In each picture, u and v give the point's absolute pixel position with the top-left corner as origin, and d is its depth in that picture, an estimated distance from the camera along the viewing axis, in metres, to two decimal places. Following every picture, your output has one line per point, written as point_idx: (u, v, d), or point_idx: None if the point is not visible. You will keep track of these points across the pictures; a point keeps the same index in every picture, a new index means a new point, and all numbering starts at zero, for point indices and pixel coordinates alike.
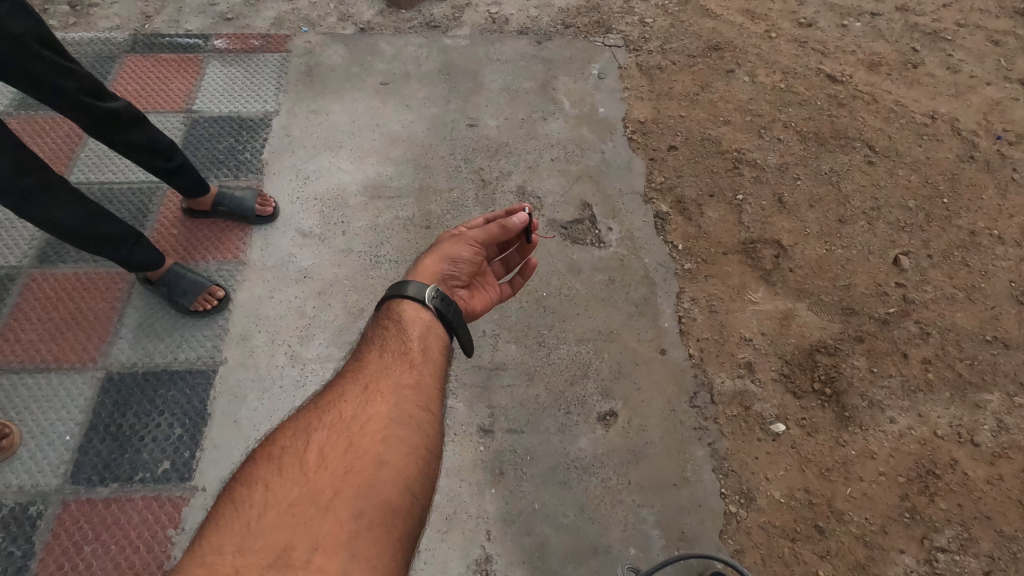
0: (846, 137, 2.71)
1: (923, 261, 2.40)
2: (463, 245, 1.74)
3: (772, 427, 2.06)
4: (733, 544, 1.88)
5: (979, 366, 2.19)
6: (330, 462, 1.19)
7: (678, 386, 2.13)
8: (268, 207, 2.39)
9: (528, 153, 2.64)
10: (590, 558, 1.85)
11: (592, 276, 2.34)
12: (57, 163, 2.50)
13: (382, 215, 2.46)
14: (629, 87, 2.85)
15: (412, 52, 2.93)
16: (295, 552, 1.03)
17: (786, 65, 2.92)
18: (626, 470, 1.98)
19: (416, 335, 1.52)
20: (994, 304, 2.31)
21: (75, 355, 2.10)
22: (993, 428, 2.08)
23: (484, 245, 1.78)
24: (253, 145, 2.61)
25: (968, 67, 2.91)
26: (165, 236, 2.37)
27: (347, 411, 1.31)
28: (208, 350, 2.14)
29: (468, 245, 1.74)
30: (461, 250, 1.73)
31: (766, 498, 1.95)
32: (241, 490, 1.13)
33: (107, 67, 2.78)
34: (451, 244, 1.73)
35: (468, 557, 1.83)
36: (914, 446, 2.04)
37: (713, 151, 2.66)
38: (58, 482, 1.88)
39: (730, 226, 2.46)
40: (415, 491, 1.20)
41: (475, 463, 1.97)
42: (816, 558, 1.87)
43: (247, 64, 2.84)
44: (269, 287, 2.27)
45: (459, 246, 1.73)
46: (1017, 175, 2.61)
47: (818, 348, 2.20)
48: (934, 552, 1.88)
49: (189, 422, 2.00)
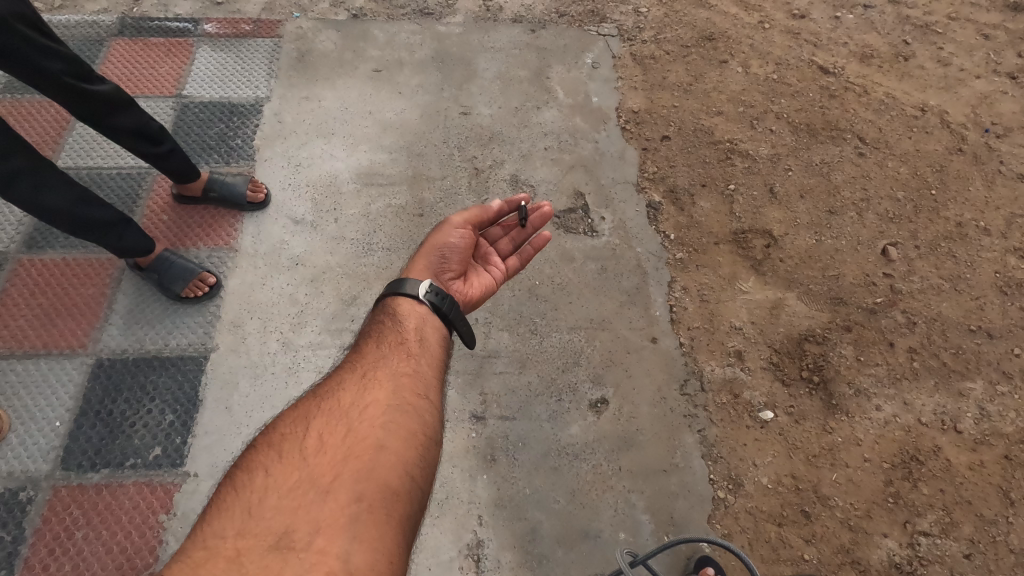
0: (837, 128, 2.73)
1: (910, 251, 2.44)
2: (447, 233, 1.76)
3: (760, 415, 2.09)
4: (721, 529, 1.92)
5: (963, 355, 2.23)
6: (329, 447, 1.20)
7: (669, 374, 2.15)
8: (260, 194, 2.38)
9: (521, 142, 2.64)
10: (580, 542, 1.88)
11: (584, 266, 2.35)
12: (44, 146, 2.48)
13: (375, 203, 2.46)
14: (623, 77, 2.85)
15: (405, 39, 2.92)
16: (296, 535, 1.05)
17: (778, 56, 2.94)
18: (616, 456, 2.01)
19: (412, 327, 1.53)
20: (979, 294, 2.35)
21: (64, 342, 2.09)
22: (975, 415, 2.12)
23: (471, 230, 1.81)
24: (244, 131, 2.60)
25: (958, 60, 2.94)
26: (156, 222, 2.35)
27: (346, 399, 1.32)
28: (200, 336, 2.13)
29: (453, 232, 1.76)
30: (449, 239, 1.75)
31: (754, 483, 1.98)
32: (241, 476, 1.14)
33: (95, 50, 2.75)
34: (435, 235, 1.75)
35: (460, 542, 1.86)
36: (898, 433, 2.08)
37: (705, 141, 2.68)
38: (49, 468, 1.88)
39: (721, 216, 2.48)
40: (415, 474, 1.21)
41: (467, 450, 1.99)
42: (801, 541, 1.91)
43: (239, 49, 2.82)
44: (261, 275, 2.27)
45: (443, 237, 1.75)
46: (1003, 168, 2.64)
47: (807, 337, 2.23)
48: (916, 536, 1.92)
49: (181, 409, 2.00)
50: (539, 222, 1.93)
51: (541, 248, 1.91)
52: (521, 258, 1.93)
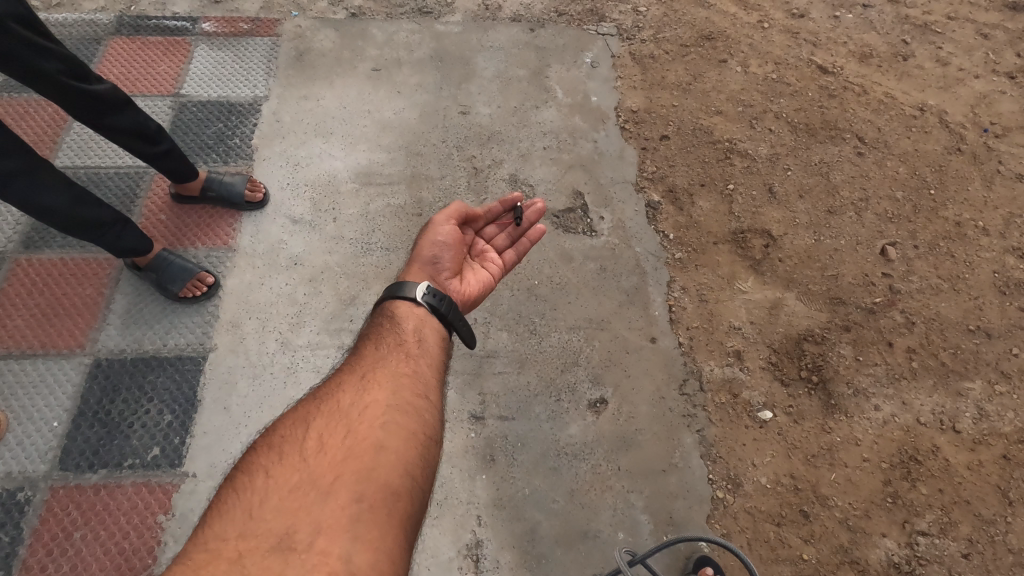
0: (836, 128, 2.73)
1: (909, 251, 2.44)
2: (434, 232, 1.77)
3: (759, 415, 2.09)
4: (720, 528, 1.92)
5: (962, 355, 2.23)
6: (329, 448, 1.20)
7: (668, 373, 2.15)
8: (258, 193, 2.38)
9: (520, 141, 2.64)
10: (579, 542, 1.88)
11: (583, 265, 2.35)
12: (41, 146, 2.47)
13: (373, 202, 2.45)
14: (622, 76, 2.85)
15: (404, 38, 2.91)
16: (297, 536, 1.05)
17: (777, 55, 2.93)
18: (616, 456, 2.01)
19: (411, 328, 1.53)
20: (978, 294, 2.36)
21: (62, 342, 2.08)
22: (974, 415, 2.12)
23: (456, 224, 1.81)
24: (242, 130, 2.59)
25: (957, 60, 2.94)
26: (153, 222, 2.35)
27: (345, 399, 1.31)
28: (198, 336, 2.13)
29: (439, 230, 1.77)
30: (436, 238, 1.76)
31: (752, 483, 1.99)
32: (242, 478, 1.13)
33: (91, 49, 2.73)
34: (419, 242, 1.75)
35: (459, 542, 1.86)
36: (897, 432, 2.08)
37: (704, 141, 2.67)
38: (47, 468, 1.88)
39: (720, 216, 2.48)
40: (416, 474, 1.21)
41: (466, 450, 1.99)
42: (800, 542, 1.91)
43: (237, 48, 2.81)
44: (260, 274, 2.26)
45: (431, 236, 1.76)
46: (1002, 168, 2.64)
47: (806, 337, 2.23)
48: (915, 536, 1.93)
49: (179, 409, 2.00)
50: (534, 218, 1.93)
51: (536, 240, 1.92)
52: (518, 251, 1.91)
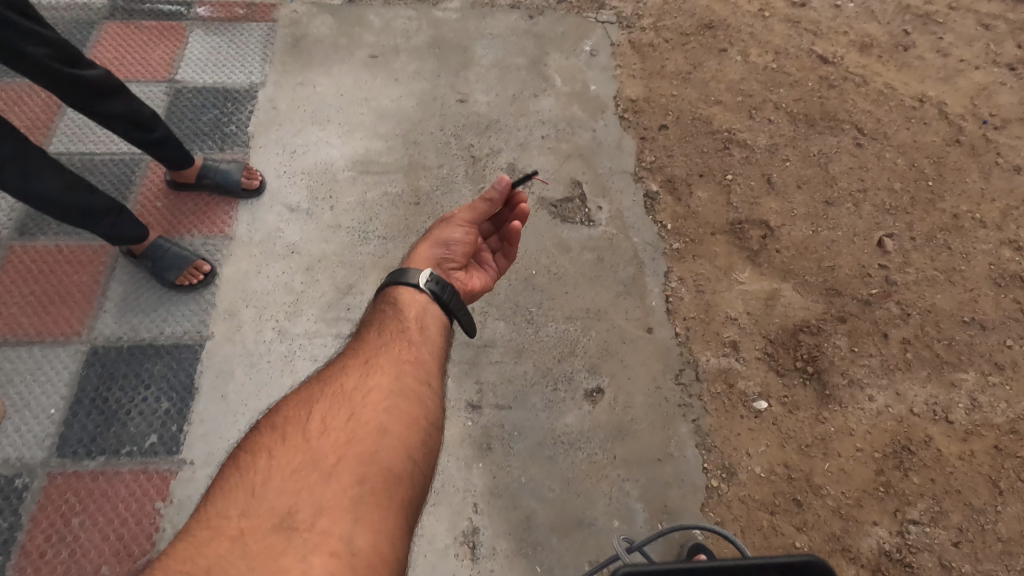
0: (835, 119, 2.72)
1: (906, 243, 2.44)
2: (451, 228, 1.73)
3: (754, 405, 2.10)
4: (713, 517, 1.94)
5: (956, 347, 2.24)
6: (332, 430, 1.20)
7: (664, 364, 2.16)
8: (255, 180, 2.36)
9: (518, 130, 2.63)
10: (575, 530, 1.90)
11: (581, 255, 2.35)
12: (34, 132, 2.44)
13: (371, 191, 2.44)
14: (620, 64, 2.83)
15: (401, 24, 2.88)
16: (300, 515, 1.05)
17: (777, 45, 2.91)
18: (611, 445, 2.02)
19: (413, 316, 1.52)
20: (973, 286, 2.36)
21: (58, 329, 2.08)
22: (966, 406, 2.14)
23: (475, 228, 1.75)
24: (238, 117, 2.57)
25: (957, 51, 2.92)
26: (150, 209, 2.34)
27: (348, 384, 1.32)
28: (196, 323, 2.13)
29: (456, 229, 1.72)
30: (453, 232, 1.72)
31: (746, 473, 2.00)
32: (245, 458, 1.14)
33: (84, 34, 2.70)
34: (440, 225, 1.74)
35: (455, 529, 1.87)
36: (890, 423, 2.10)
37: (703, 131, 2.66)
38: (44, 455, 1.88)
39: (718, 207, 2.48)
40: (417, 460, 1.22)
41: (463, 439, 2.00)
42: (793, 529, 1.93)
43: (232, 34, 2.78)
44: (258, 261, 2.26)
45: (447, 231, 1.72)
46: (1000, 160, 2.64)
47: (802, 327, 2.24)
48: (906, 524, 1.95)
49: (177, 396, 2.00)
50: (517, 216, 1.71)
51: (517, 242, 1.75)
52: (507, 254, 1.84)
